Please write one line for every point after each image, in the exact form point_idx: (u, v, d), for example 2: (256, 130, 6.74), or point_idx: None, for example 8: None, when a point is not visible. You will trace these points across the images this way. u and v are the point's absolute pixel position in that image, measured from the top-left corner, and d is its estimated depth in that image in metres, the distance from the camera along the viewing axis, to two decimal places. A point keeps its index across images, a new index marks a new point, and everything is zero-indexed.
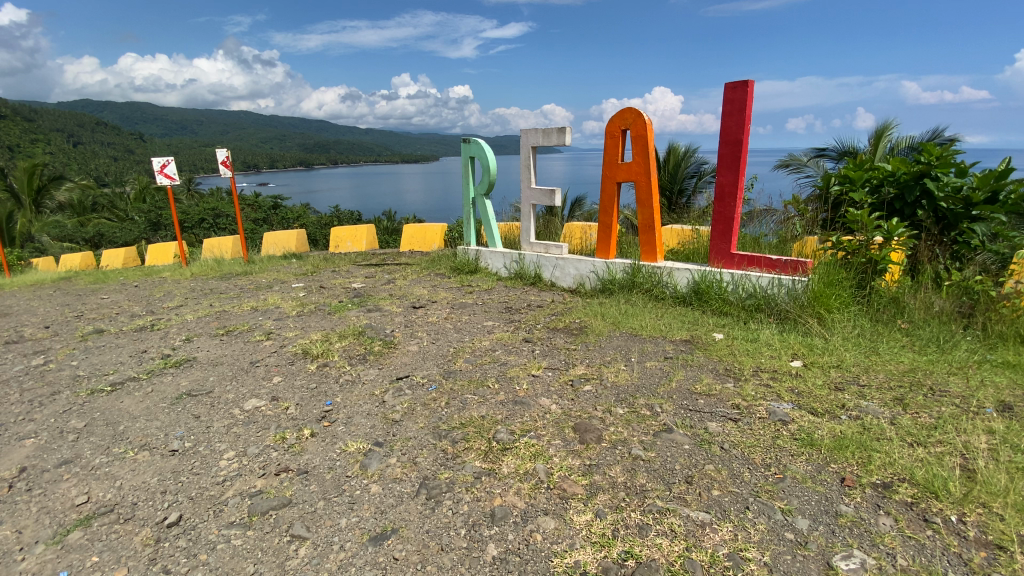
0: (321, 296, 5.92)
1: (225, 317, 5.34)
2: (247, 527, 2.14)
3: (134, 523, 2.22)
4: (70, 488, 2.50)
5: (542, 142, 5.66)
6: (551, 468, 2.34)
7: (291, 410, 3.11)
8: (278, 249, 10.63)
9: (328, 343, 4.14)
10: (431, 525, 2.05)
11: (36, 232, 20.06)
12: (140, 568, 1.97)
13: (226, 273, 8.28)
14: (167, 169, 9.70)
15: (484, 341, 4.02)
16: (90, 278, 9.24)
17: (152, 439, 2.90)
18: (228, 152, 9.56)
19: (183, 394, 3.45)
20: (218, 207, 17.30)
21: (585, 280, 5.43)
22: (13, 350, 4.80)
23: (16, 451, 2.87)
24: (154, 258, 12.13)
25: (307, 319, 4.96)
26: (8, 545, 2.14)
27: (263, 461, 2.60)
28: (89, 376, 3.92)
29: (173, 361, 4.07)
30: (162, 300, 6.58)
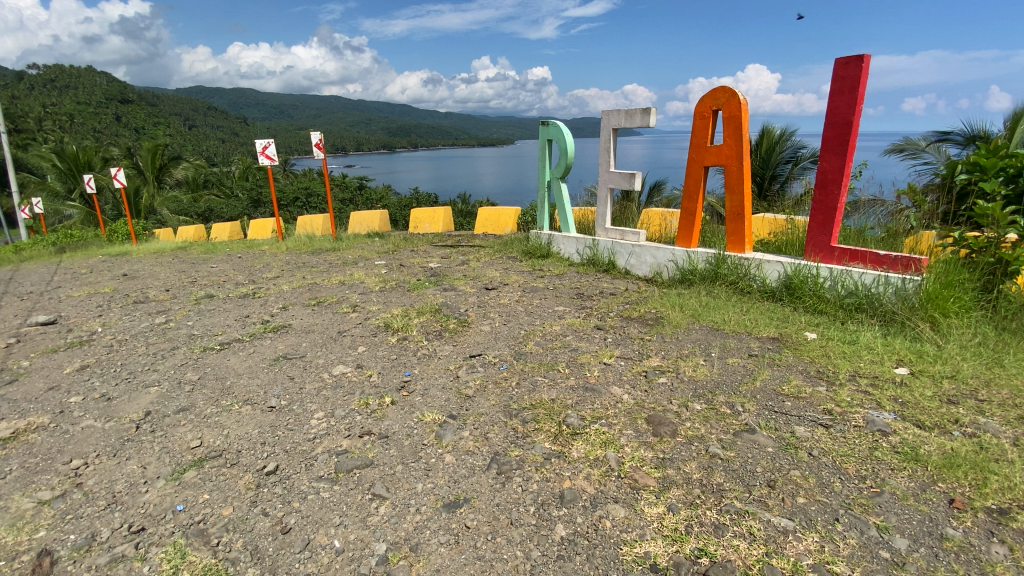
0: (400, 274, 6.19)
1: (316, 289, 5.74)
2: (333, 482, 2.33)
3: (238, 468, 2.48)
4: (187, 432, 2.84)
5: (624, 124, 5.47)
6: (623, 457, 2.31)
7: (373, 378, 3.31)
8: (363, 228, 11.24)
9: (407, 318, 4.34)
10: (501, 499, 2.11)
11: (159, 206, 22.46)
12: (243, 508, 2.21)
13: (316, 249, 8.89)
14: (268, 150, 10.46)
15: (555, 325, 4.02)
16: (203, 248, 10.30)
17: (254, 395, 3.21)
18: (321, 135, 10.18)
19: (280, 356, 3.78)
20: (310, 187, 18.52)
21: (662, 269, 5.23)
22: (142, 309, 5.48)
23: (144, 396, 3.31)
24: (255, 232, 13.29)
25: (388, 295, 5.21)
26: (136, 477, 2.48)
27: (349, 423, 2.80)
28: (203, 336, 4.40)
29: (272, 327, 4.46)
30: (261, 271, 7.19)
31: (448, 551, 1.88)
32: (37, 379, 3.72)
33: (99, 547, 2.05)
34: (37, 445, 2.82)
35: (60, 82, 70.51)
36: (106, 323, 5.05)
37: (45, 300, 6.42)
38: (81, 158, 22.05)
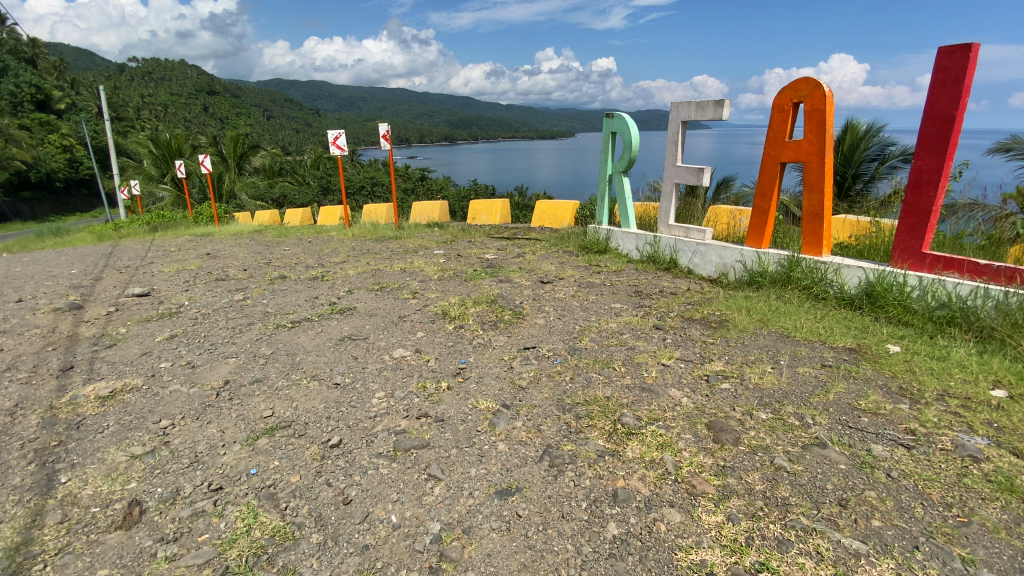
0: (458, 263, 6.31)
1: (380, 274, 5.96)
2: (392, 460, 2.42)
3: (305, 439, 2.64)
4: (260, 402, 3.05)
5: (694, 117, 5.26)
6: (681, 461, 2.25)
7: (431, 362, 3.41)
8: (423, 218, 11.54)
9: (464, 307, 4.42)
10: (553, 491, 2.12)
11: (239, 190, 24.08)
12: (309, 477, 2.35)
13: (379, 237, 9.23)
14: (339, 141, 10.94)
15: (612, 322, 3.96)
16: (277, 232, 10.96)
17: (321, 372, 3.40)
18: (389, 127, 10.53)
19: (345, 337, 3.97)
20: (376, 177, 19.20)
21: (729, 269, 5.01)
22: (222, 286, 5.92)
23: (224, 366, 3.59)
24: (324, 219, 13.99)
25: (446, 284, 5.32)
26: (216, 440, 2.69)
27: (408, 405, 2.90)
28: (276, 313, 4.70)
29: (338, 308, 4.69)
30: (329, 255, 7.56)
31: (500, 537, 1.91)
32: (133, 344, 4.12)
33: (182, 501, 2.25)
34: (132, 404, 3.13)
35: (157, 75, 76.94)
36: (192, 297, 5.50)
37: (141, 274, 7.07)
38: (173, 145, 24.01)
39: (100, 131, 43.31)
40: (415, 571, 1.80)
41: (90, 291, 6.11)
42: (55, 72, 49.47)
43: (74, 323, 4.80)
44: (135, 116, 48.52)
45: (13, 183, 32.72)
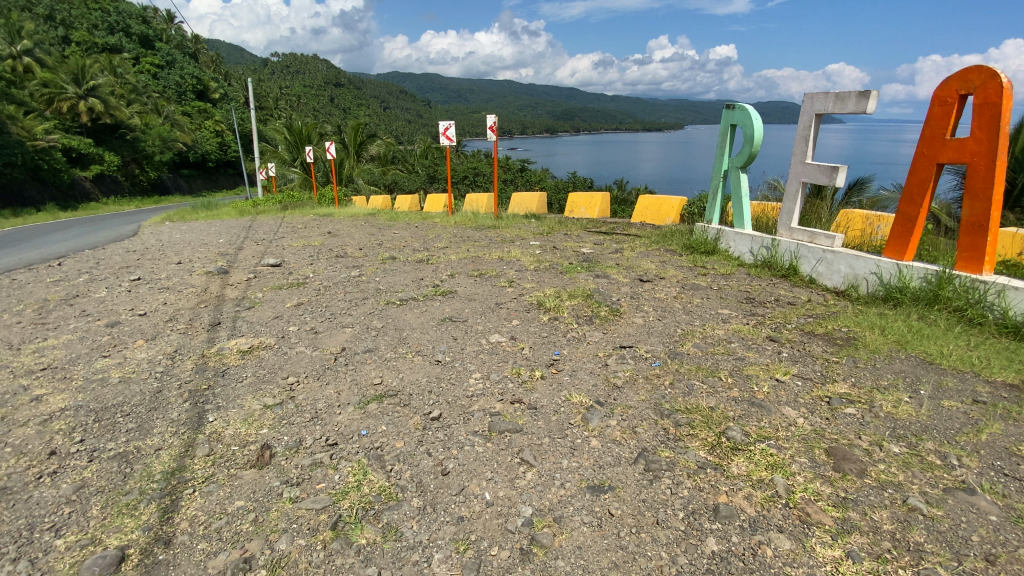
0: (555, 255, 6.33)
1: (479, 261, 6.16)
2: (487, 439, 2.52)
3: (409, 409, 2.83)
4: (371, 370, 3.31)
5: (832, 110, 4.76)
6: (794, 485, 2.08)
7: (525, 351, 3.47)
8: (522, 209, 11.70)
9: (560, 300, 4.42)
10: (648, 496, 2.07)
11: (356, 175, 26.12)
12: (412, 444, 2.52)
13: (479, 225, 9.54)
14: (449, 132, 11.40)
15: (718, 329, 3.74)
16: (387, 216, 11.73)
17: (424, 348, 3.61)
18: (496, 118, 10.78)
19: (446, 318, 4.17)
20: (479, 167, 19.76)
21: (859, 282, 4.50)
22: (341, 262, 6.48)
23: (342, 334, 3.95)
24: (430, 206, 14.72)
25: (542, 275, 5.36)
26: (333, 400, 2.97)
27: (502, 388, 2.98)
28: (387, 291, 5.06)
29: (441, 291, 4.93)
30: (433, 240, 7.95)
31: (591, 532, 1.91)
32: (268, 308, 4.67)
33: (304, 451, 2.52)
34: (265, 359, 3.56)
35: (295, 69, 85.43)
36: (314, 270, 6.09)
37: (274, 246, 7.97)
38: (303, 132, 26.59)
39: (247, 119, 49.25)
40: (507, 550, 1.86)
41: (234, 259, 7.00)
42: (215, 67, 56.96)
43: (222, 285, 5.55)
44: (274, 106, 54.36)
45: (178, 162, 38.33)
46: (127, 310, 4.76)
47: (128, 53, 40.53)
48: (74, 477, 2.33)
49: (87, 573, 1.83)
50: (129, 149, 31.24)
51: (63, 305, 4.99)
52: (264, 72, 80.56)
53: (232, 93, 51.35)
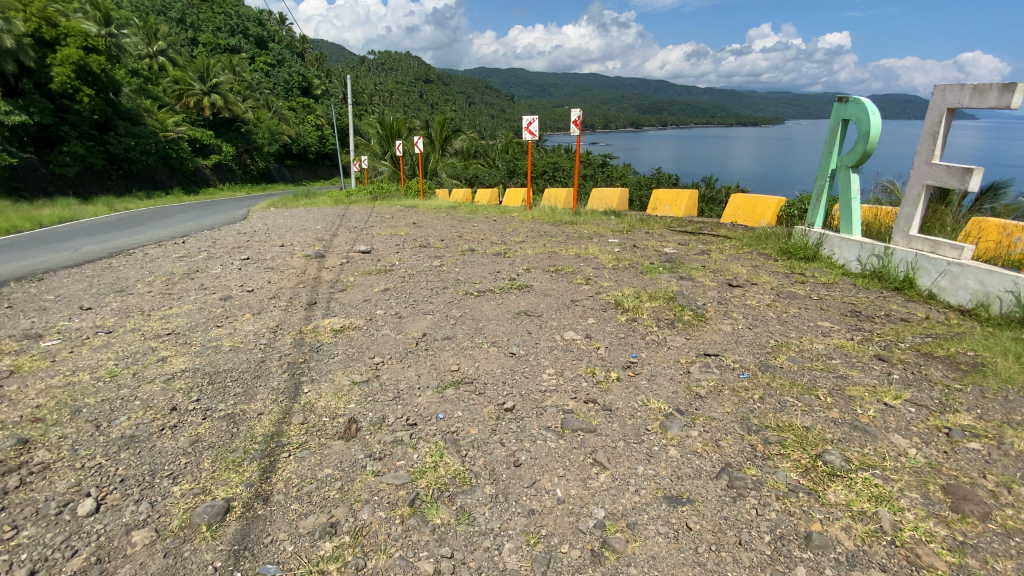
0: (635, 254, 6.15)
1: (556, 257, 6.13)
2: (560, 436, 2.51)
3: (483, 398, 2.88)
4: (449, 357, 3.42)
5: (969, 103, 4.18)
6: (900, 521, 1.88)
7: (601, 350, 3.41)
8: (602, 205, 11.50)
9: (640, 301, 4.29)
10: (730, 514, 1.96)
11: (439, 168, 27.00)
12: (486, 432, 2.57)
13: (558, 221, 9.50)
14: (532, 127, 11.41)
15: (816, 342, 3.45)
16: (468, 209, 12.02)
17: (500, 340, 3.67)
18: (581, 112, 10.64)
19: (522, 312, 4.21)
20: (559, 162, 19.62)
21: (992, 300, 3.93)
22: (423, 252, 6.74)
23: (422, 321, 4.12)
24: (509, 200, 14.89)
25: (621, 274, 5.23)
26: (414, 383, 3.11)
27: (576, 387, 2.95)
28: (465, 282, 5.19)
29: (517, 285, 4.97)
30: (511, 234, 8.03)
31: (666, 543, 1.85)
32: (358, 291, 4.98)
33: (386, 428, 2.66)
34: (354, 339, 3.80)
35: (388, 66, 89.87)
36: (399, 259, 6.38)
37: (364, 234, 8.46)
38: (393, 127, 27.89)
39: (344, 114, 52.59)
40: (577, 550, 1.85)
41: (328, 245, 7.53)
42: (318, 65, 61.30)
43: (317, 268, 5.98)
44: (368, 101, 57.52)
45: (283, 153, 41.79)
46: (237, 286, 5.29)
47: (245, 53, 44.73)
48: (191, 432, 2.63)
49: (201, 519, 2.05)
50: (242, 140, 34.55)
51: (185, 279, 5.64)
52: (361, 70, 85.44)
53: (332, 89, 54.96)
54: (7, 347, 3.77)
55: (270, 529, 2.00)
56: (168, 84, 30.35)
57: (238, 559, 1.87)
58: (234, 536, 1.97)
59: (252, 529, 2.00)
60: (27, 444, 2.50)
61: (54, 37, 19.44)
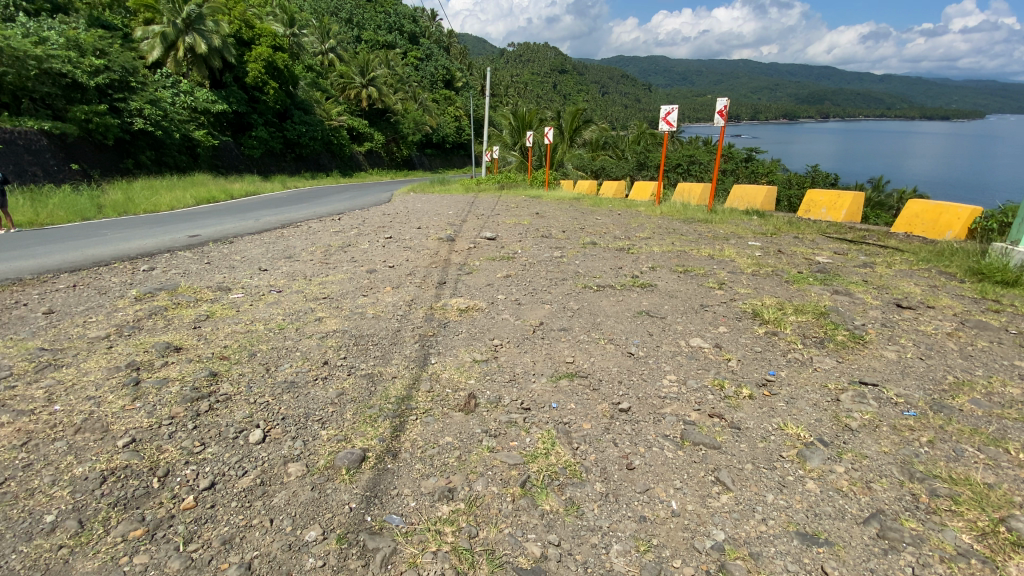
0: (779, 261, 5.57)
1: (685, 257, 5.79)
2: (679, 447, 2.38)
3: (599, 395, 2.84)
4: (566, 349, 3.43)
5: None
6: None
7: (732, 363, 3.15)
8: (743, 204, 10.60)
9: (781, 313, 3.88)
10: (879, 567, 1.71)
11: (566, 159, 26.92)
12: (600, 429, 2.53)
13: (689, 218, 8.96)
14: (670, 117, 10.80)
15: (1011, 386, 2.82)
16: (593, 202, 11.85)
17: (619, 337, 3.58)
18: (727, 101, 9.82)
19: (644, 311, 4.06)
20: (696, 155, 18.34)
21: None
22: (546, 242, 6.82)
23: (542, 309, 4.18)
24: (636, 194, 14.39)
25: (760, 281, 4.77)
26: (530, 368, 3.17)
27: (700, 398, 2.77)
28: (586, 275, 5.14)
29: (640, 282, 4.80)
30: (637, 230, 7.77)
31: None
32: (483, 275, 5.20)
33: (502, 408, 2.76)
34: (477, 320, 3.99)
35: (525, 58, 91.66)
36: (522, 247, 6.52)
37: (490, 222, 8.80)
38: (525, 118, 28.39)
39: (480, 105, 54.86)
40: (690, 568, 1.76)
41: (458, 229, 7.96)
42: (461, 57, 64.59)
43: (448, 250, 6.37)
44: (503, 92, 59.29)
45: (423, 141, 45.01)
46: (380, 261, 5.86)
47: (398, 49, 48.80)
48: (338, 385, 2.99)
49: (341, 462, 2.32)
50: (391, 129, 37.91)
51: (339, 251, 6.39)
52: (500, 62, 88.23)
53: (471, 81, 57.60)
54: (207, 295, 4.62)
55: (396, 483, 2.20)
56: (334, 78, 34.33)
57: (369, 504, 2.08)
58: (367, 484, 2.19)
59: (382, 480, 2.22)
60: (217, 376, 3.05)
61: (252, 37, 23.59)
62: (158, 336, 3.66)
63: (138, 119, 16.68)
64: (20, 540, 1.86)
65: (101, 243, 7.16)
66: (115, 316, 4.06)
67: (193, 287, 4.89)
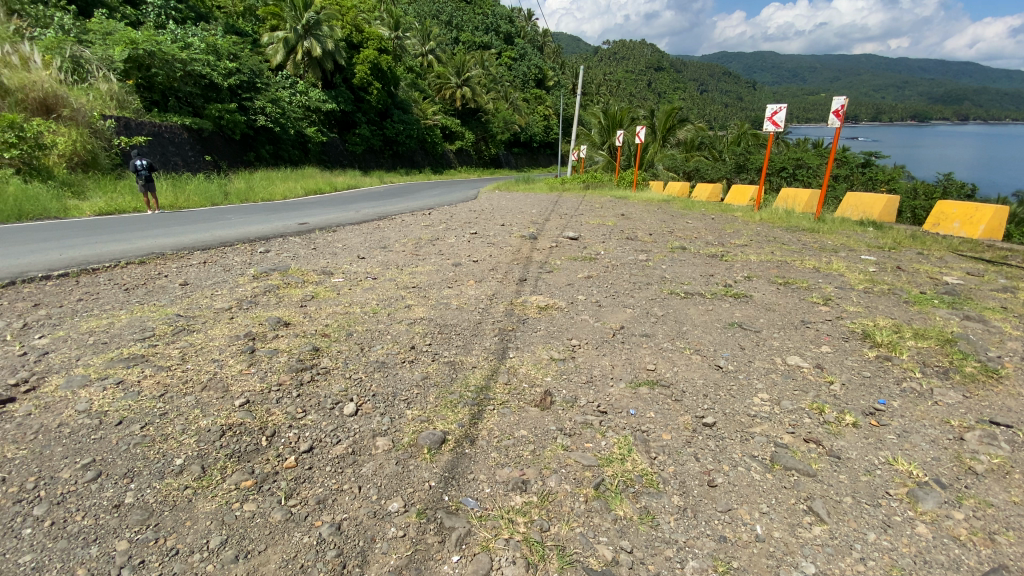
0: (898, 278, 5.00)
1: (785, 268, 5.39)
2: (767, 470, 2.23)
3: (681, 406, 2.74)
4: (647, 355, 3.34)
5: None
6: None
7: (834, 386, 2.89)
8: (856, 213, 9.63)
9: (897, 336, 3.48)
10: None
11: (658, 159, 26.00)
12: (680, 441, 2.44)
13: (792, 227, 8.29)
14: (776, 117, 10.05)
15: None
16: (684, 204, 11.36)
17: (705, 348, 3.43)
18: (845, 100, 8.95)
19: (734, 323, 3.84)
20: (804, 158, 16.83)
21: None
22: (630, 245, 6.65)
23: (624, 313, 4.10)
24: (733, 198, 13.55)
25: (873, 299, 4.32)
26: (608, 372, 3.13)
27: (795, 421, 2.57)
28: (673, 280, 4.96)
29: (733, 292, 4.54)
30: (731, 236, 7.34)
31: None
32: (564, 275, 5.21)
33: (577, 408, 2.75)
34: (556, 318, 4.01)
35: (620, 56, 89.86)
36: (606, 248, 6.43)
37: (574, 221, 8.76)
38: (616, 117, 27.76)
39: (571, 104, 54.56)
40: None
41: (542, 227, 8.01)
42: (555, 55, 64.65)
43: (531, 248, 6.44)
44: (595, 90, 58.40)
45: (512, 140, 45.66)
46: (465, 255, 6.06)
47: (494, 49, 49.91)
48: (423, 368, 3.16)
49: (424, 442, 2.45)
50: (481, 128, 38.89)
51: (429, 244, 6.70)
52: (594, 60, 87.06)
53: (564, 80, 57.48)
54: (312, 278, 5.06)
55: (473, 468, 2.28)
56: (432, 79, 35.91)
57: (447, 484, 2.18)
58: (446, 465, 2.30)
59: (460, 463, 2.31)
60: (318, 351, 3.35)
61: (360, 41, 25.47)
62: (271, 311, 4.08)
63: (260, 116, 18.64)
64: (155, 477, 2.16)
65: (225, 226, 8.04)
66: (237, 290, 4.59)
67: (301, 269, 5.38)
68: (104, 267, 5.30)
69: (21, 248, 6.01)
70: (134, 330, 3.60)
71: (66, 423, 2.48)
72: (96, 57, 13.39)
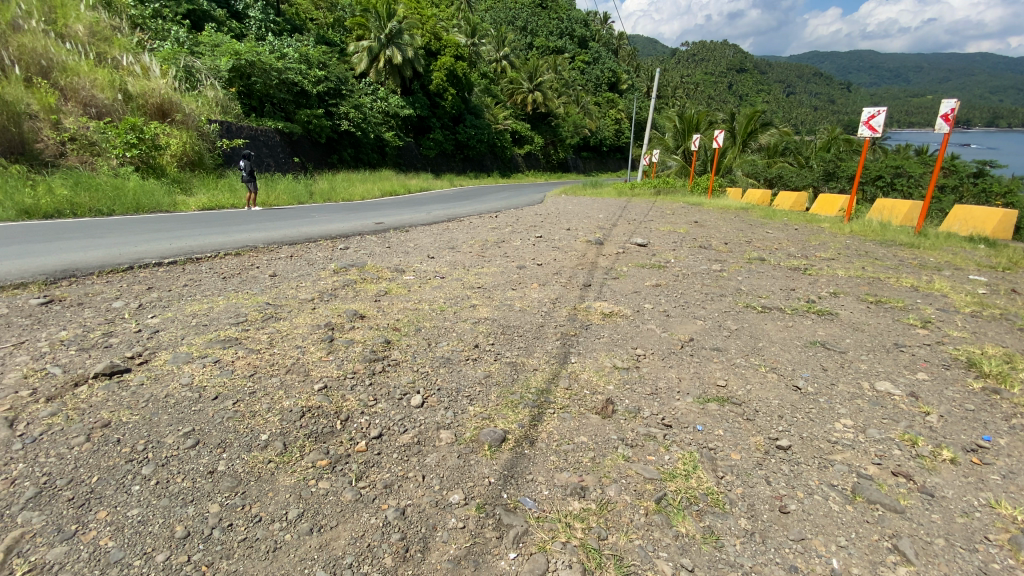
0: (1015, 303, 4.44)
1: (878, 285, 4.95)
2: (847, 501, 2.08)
3: (753, 426, 2.61)
4: (718, 370, 3.20)
5: None
6: None
7: (930, 418, 2.62)
8: (966, 229, 8.64)
9: (1010, 368, 3.10)
10: None
11: (736, 165, 24.80)
12: (750, 462, 2.33)
13: (888, 241, 7.59)
14: (873, 120, 9.26)
15: None
16: (763, 214, 10.75)
17: (782, 367, 3.23)
18: (957, 102, 8.08)
19: (817, 342, 3.59)
20: (905, 166, 15.34)
21: None
22: (703, 254, 6.40)
23: (693, 324, 3.97)
24: (820, 207, 12.61)
25: (982, 325, 3.87)
26: (675, 384, 3.04)
27: (882, 452, 2.37)
28: (749, 293, 4.72)
29: (817, 309, 4.25)
30: (816, 248, 6.85)
31: None
32: (631, 282, 5.11)
33: (640, 419, 2.69)
34: (621, 326, 3.95)
35: (699, 58, 86.81)
36: (676, 256, 6.24)
37: (644, 227, 8.56)
38: (692, 121, 26.78)
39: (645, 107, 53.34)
40: None
41: (610, 233, 7.89)
42: (630, 58, 63.54)
43: (597, 253, 6.39)
44: (671, 93, 56.69)
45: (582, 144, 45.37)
46: (531, 258, 6.12)
47: (567, 53, 49.95)
48: (486, 367, 3.22)
49: (485, 438, 2.51)
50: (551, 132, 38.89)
51: (496, 246, 6.83)
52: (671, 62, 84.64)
53: (638, 84, 56.37)
54: (386, 274, 5.33)
55: (532, 469, 2.31)
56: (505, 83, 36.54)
57: (506, 482, 2.22)
58: (506, 463, 2.34)
59: (519, 463, 2.35)
60: (390, 344, 3.52)
61: (438, 48, 26.44)
62: (349, 303, 4.35)
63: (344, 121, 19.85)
64: (243, 449, 2.37)
65: (310, 224, 8.64)
66: (319, 283, 4.94)
67: (376, 266, 5.68)
68: (207, 257, 5.87)
69: (145, 237, 6.83)
70: (230, 315, 3.98)
71: (172, 394, 2.79)
72: (206, 67, 14.88)
